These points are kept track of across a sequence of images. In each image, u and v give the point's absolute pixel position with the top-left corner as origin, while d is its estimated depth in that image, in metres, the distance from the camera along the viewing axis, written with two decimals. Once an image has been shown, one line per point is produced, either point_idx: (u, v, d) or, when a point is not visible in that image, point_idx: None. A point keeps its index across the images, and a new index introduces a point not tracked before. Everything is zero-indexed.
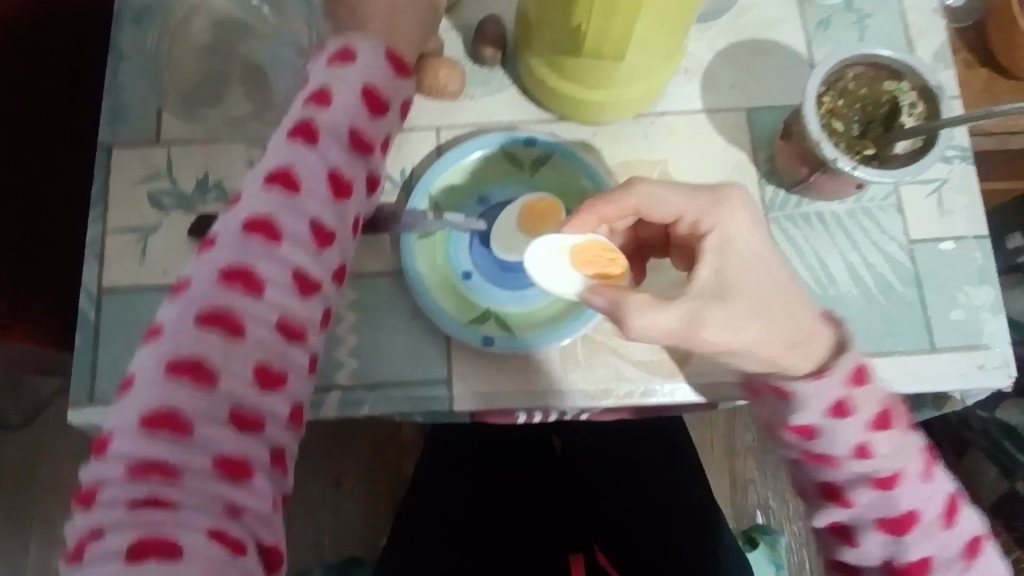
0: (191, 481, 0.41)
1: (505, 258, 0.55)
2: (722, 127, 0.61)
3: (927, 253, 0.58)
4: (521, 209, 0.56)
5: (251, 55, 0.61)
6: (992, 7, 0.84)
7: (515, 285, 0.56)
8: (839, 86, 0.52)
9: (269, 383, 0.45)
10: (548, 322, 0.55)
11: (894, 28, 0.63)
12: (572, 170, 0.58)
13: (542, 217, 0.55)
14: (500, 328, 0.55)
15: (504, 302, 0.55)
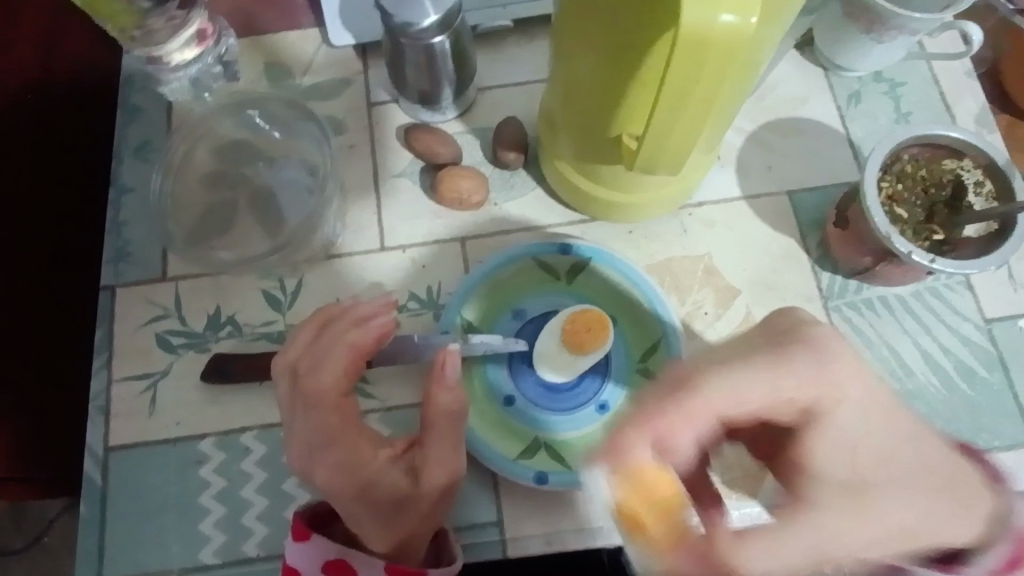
0: None
1: (550, 379, 0.50)
2: (764, 212, 0.57)
3: (1006, 333, 0.53)
4: (562, 324, 0.50)
5: (261, 181, 0.58)
6: (1006, 52, 0.83)
7: (566, 407, 0.50)
8: (896, 169, 0.48)
9: None
10: None
11: (928, 94, 0.60)
12: (616, 276, 0.53)
13: (587, 333, 0.50)
14: (552, 460, 0.49)
15: (555, 429, 0.50)
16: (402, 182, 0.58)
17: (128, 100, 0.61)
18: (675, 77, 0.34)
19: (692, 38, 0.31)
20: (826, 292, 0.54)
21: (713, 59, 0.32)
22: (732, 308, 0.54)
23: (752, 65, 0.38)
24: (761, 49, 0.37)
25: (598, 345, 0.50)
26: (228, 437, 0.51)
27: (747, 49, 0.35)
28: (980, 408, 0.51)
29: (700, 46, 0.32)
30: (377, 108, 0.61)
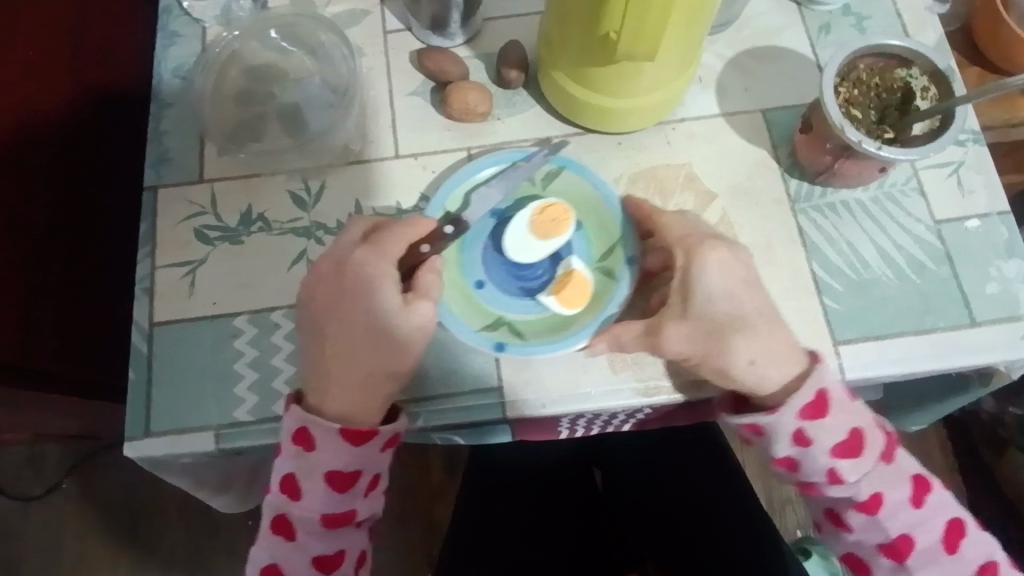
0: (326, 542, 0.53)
1: (519, 264, 0.57)
2: (740, 127, 0.63)
3: (954, 232, 0.60)
4: (532, 216, 0.57)
5: (287, 98, 0.65)
6: (975, 9, 0.89)
7: (530, 290, 0.57)
8: (852, 77, 0.55)
9: (342, 483, 0.52)
10: (556, 328, 0.56)
11: (892, 26, 0.66)
12: (581, 183, 0.59)
13: (553, 224, 0.57)
14: (512, 335, 0.56)
15: (517, 310, 0.56)
16: (415, 99, 0.64)
17: (166, 27, 0.68)
18: None
19: None
20: (794, 197, 0.60)
21: None
22: (710, 210, 0.60)
23: None
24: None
25: (563, 231, 0.57)
26: (260, 315, 0.58)
27: None
28: (928, 295, 0.58)
29: None
30: (392, 35, 0.67)
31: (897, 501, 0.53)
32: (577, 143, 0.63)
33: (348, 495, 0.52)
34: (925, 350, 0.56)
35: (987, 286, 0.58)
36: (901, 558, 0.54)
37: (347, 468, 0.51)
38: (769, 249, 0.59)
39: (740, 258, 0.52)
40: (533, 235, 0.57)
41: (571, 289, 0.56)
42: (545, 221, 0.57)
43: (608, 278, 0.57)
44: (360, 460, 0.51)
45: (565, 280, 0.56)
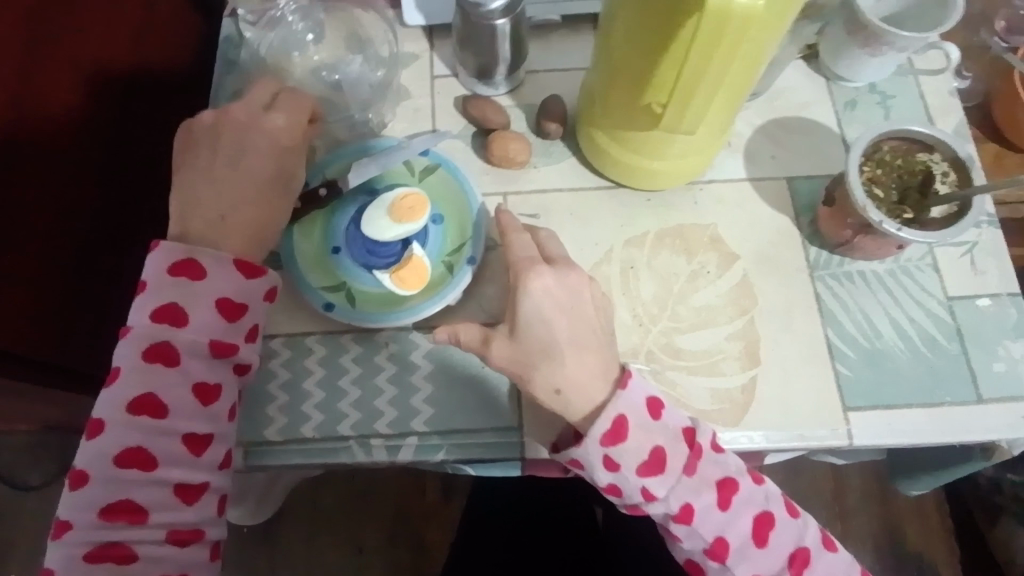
0: (199, 373, 0.52)
1: (371, 241, 0.61)
2: (765, 194, 0.66)
3: (965, 310, 0.62)
4: (394, 199, 0.61)
5: (336, 132, 0.69)
6: (995, 90, 0.92)
7: (376, 264, 0.61)
8: (876, 157, 0.57)
9: (231, 313, 0.53)
10: (387, 303, 0.60)
11: (915, 107, 0.69)
12: (451, 180, 0.64)
13: (409, 211, 0.60)
14: (346, 300, 0.60)
15: (361, 279, 0.61)
16: (456, 142, 0.68)
17: (228, 56, 0.72)
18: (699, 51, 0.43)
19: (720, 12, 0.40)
20: (813, 264, 0.63)
21: (730, 35, 0.42)
22: (732, 270, 0.63)
23: (759, 58, 0.48)
24: (796, 3, 0.44)
25: (418, 215, 0.60)
26: (295, 339, 0.60)
27: (758, 39, 0.45)
28: (937, 369, 0.60)
29: (720, 24, 0.41)
30: (440, 80, 0.71)
31: (705, 509, 0.52)
32: (609, 196, 0.66)
33: (233, 327, 0.53)
34: (931, 422, 0.58)
35: (994, 364, 0.60)
36: (720, 559, 0.53)
37: (235, 298, 0.53)
38: (785, 312, 0.61)
39: (567, 285, 0.54)
40: (391, 219, 0.61)
41: (409, 270, 0.59)
42: (403, 210, 0.60)
43: (447, 272, 0.61)
44: (246, 292, 0.54)
45: (405, 262, 0.59)
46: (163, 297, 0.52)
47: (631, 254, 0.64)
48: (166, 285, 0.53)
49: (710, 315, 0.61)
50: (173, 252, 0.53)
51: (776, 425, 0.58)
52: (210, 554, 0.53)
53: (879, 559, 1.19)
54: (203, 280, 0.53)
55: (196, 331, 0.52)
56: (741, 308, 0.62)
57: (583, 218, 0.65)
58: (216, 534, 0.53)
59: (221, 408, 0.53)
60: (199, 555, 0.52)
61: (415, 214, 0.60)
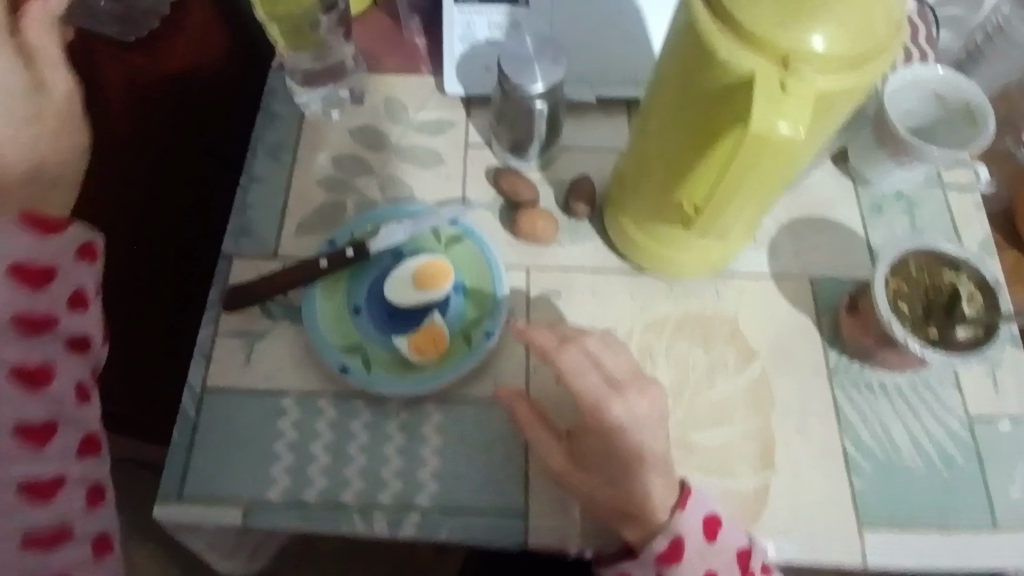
0: (35, 404, 0.50)
1: (392, 306, 0.61)
2: (787, 291, 0.66)
3: (984, 431, 0.61)
4: (417, 266, 0.62)
5: (367, 191, 0.70)
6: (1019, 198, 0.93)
7: (395, 328, 0.61)
8: (904, 272, 0.58)
9: (34, 327, 0.50)
10: (402, 369, 0.60)
11: (943, 216, 0.70)
12: (476, 251, 0.65)
13: (432, 279, 0.62)
14: (361, 363, 0.60)
15: (378, 342, 0.61)
16: (485, 212, 0.68)
17: (270, 107, 0.74)
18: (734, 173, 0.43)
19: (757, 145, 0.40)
20: (832, 368, 0.63)
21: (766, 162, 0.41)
22: (750, 367, 0.62)
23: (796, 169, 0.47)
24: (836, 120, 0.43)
25: (443, 284, 0.62)
26: (306, 397, 0.60)
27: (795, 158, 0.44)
28: (955, 491, 0.59)
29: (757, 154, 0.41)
30: (473, 149, 0.72)
31: None
32: (631, 281, 0.66)
33: (44, 341, 0.51)
34: (946, 547, 0.57)
35: (1014, 491, 0.59)
36: None
37: (36, 264, 0.50)
38: (802, 415, 0.61)
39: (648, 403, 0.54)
40: (412, 284, 0.62)
41: (426, 337, 0.60)
42: (426, 277, 0.62)
43: (464, 344, 0.61)
44: (48, 289, 0.51)
45: (423, 331, 0.60)
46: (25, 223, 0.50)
47: (648, 342, 0.63)
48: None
49: (726, 411, 0.61)
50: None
51: (788, 535, 0.56)
52: (91, 505, 0.53)
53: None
54: (47, 287, 0.51)
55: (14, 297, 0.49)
56: (758, 407, 0.61)
57: (604, 301, 0.65)
58: (93, 478, 0.53)
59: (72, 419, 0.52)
60: (76, 514, 0.52)
61: (437, 284, 0.61)
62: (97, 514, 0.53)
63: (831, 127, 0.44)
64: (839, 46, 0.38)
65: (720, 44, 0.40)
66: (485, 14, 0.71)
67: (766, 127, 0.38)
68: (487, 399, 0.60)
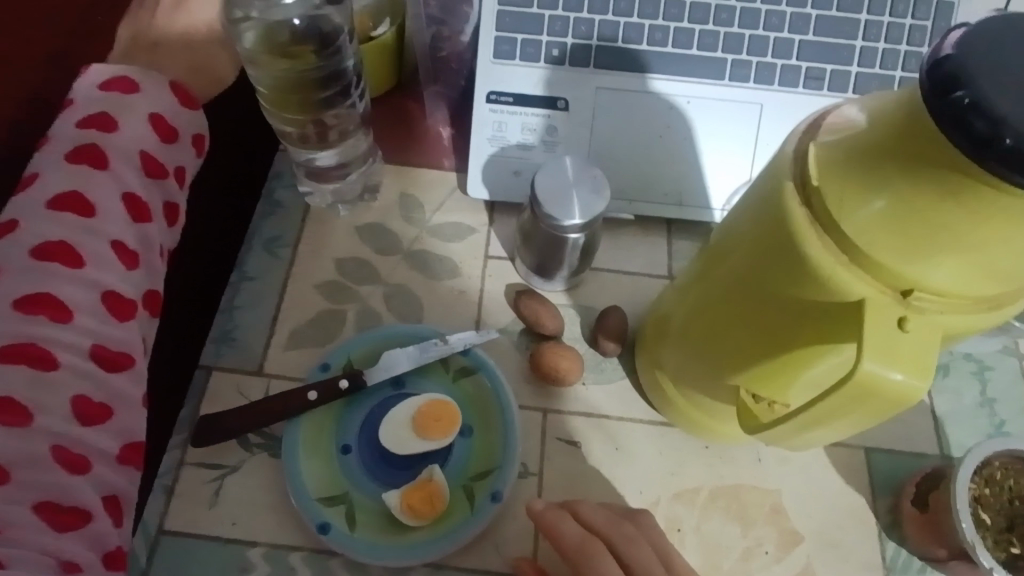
0: (64, 374, 0.42)
1: (386, 451, 0.53)
2: (838, 463, 0.58)
3: None
4: (418, 405, 0.54)
5: (371, 300, 0.63)
6: None
7: (388, 479, 0.53)
8: (984, 473, 0.50)
9: (71, 258, 0.44)
10: (392, 531, 0.51)
11: (1017, 386, 0.61)
12: (490, 388, 0.57)
13: (434, 423, 0.54)
14: (344, 519, 0.51)
15: (367, 494, 0.52)
16: (501, 338, 0.61)
17: (273, 194, 0.67)
18: (826, 406, 0.36)
19: (865, 389, 0.33)
20: (888, 564, 0.54)
21: (871, 406, 0.34)
22: (793, 556, 0.54)
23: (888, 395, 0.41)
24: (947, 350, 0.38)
25: (445, 429, 0.54)
26: (276, 551, 0.51)
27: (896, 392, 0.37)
28: None
29: (864, 398, 0.34)
30: (494, 261, 0.65)
31: None
32: (661, 437, 0.58)
33: (126, 328, 0.46)
34: None
35: None
36: None
37: (127, 242, 0.47)
38: None
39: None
40: (411, 429, 0.54)
41: (420, 495, 0.51)
42: (429, 423, 0.53)
43: (466, 504, 0.52)
44: (143, 241, 0.48)
45: (419, 484, 0.51)
46: (109, 80, 0.51)
47: (677, 513, 0.55)
48: (52, 229, 0.44)
49: None
50: (51, 190, 0.46)
51: None
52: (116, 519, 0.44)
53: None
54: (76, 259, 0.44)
55: (93, 247, 0.45)
56: None
57: (629, 456, 0.57)
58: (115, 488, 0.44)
59: (103, 470, 0.43)
60: (105, 453, 0.43)
61: (439, 431, 0.53)
62: (128, 472, 0.45)
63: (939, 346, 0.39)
64: (971, 287, 0.33)
65: (820, 258, 0.35)
66: (521, 115, 0.64)
67: (876, 376, 0.33)
68: (486, 572, 0.51)
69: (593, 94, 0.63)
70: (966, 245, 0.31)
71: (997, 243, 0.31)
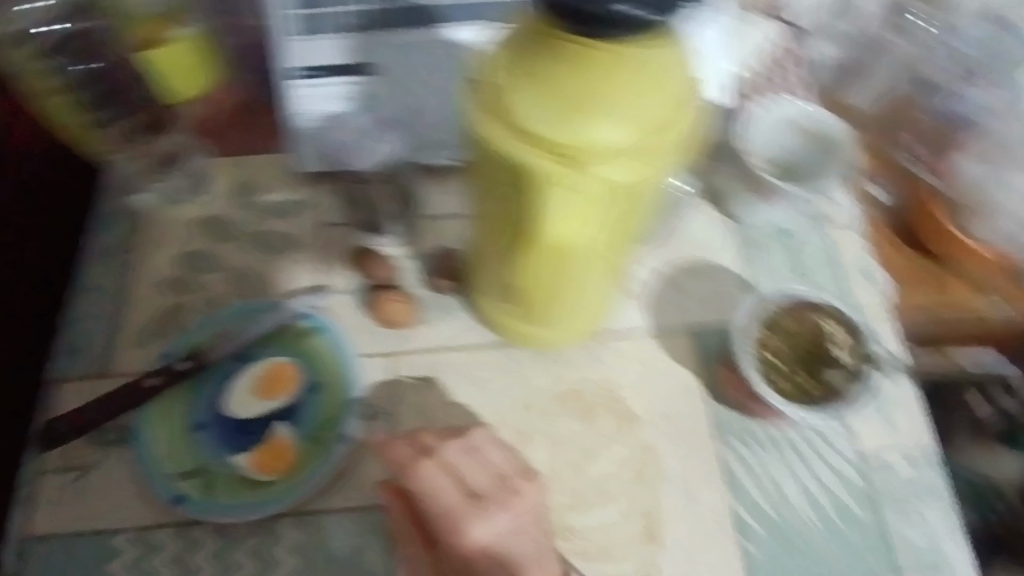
0: None
1: (234, 420, 0.55)
2: (669, 346, 0.62)
3: (880, 473, 0.58)
4: (259, 372, 0.57)
5: (211, 287, 0.64)
6: None
7: (238, 444, 0.55)
8: (769, 321, 0.56)
9: None
10: (248, 491, 0.54)
11: (820, 245, 0.69)
12: (331, 343, 0.59)
13: (276, 384, 0.57)
14: (201, 490, 0.53)
15: (220, 462, 0.54)
16: (341, 297, 0.63)
17: (102, 206, 0.68)
18: None
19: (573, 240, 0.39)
20: (717, 426, 0.59)
21: None
22: (633, 437, 0.59)
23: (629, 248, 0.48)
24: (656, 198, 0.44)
25: (287, 391, 0.57)
26: (144, 534, 0.53)
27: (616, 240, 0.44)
28: (853, 544, 0.55)
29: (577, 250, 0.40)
30: (326, 227, 0.67)
31: None
32: (504, 355, 0.61)
33: None
34: None
35: (914, 535, 0.56)
36: None
37: None
38: (691, 482, 0.57)
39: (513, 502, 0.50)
40: (252, 394, 0.56)
41: (271, 453, 0.54)
42: (272, 387, 0.57)
43: (317, 452, 0.55)
44: None
45: (268, 444, 0.55)
46: None
47: (527, 421, 0.59)
48: None
49: (608, 489, 0.57)
50: None
51: None
52: None
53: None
54: None
55: None
56: (642, 480, 0.57)
57: (474, 380, 0.60)
58: None
59: None
60: None
61: (282, 390, 0.57)
62: None
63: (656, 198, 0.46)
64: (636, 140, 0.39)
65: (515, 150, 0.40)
66: (325, 86, 0.63)
67: None
68: (348, 509, 0.54)
69: (396, 52, 0.61)
70: (610, 105, 0.37)
71: (634, 97, 0.38)
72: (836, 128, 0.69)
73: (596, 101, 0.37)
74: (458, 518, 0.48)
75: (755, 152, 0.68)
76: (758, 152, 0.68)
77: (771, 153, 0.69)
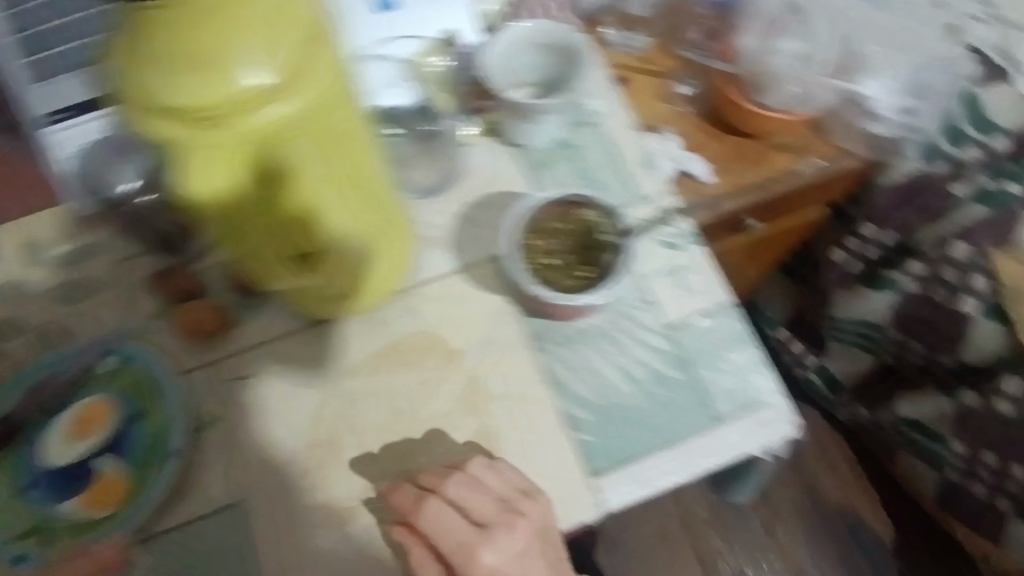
0: None
1: (55, 469, 0.55)
2: (477, 279, 0.67)
3: (685, 334, 0.63)
4: (70, 417, 0.57)
5: (19, 351, 0.64)
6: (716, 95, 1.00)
7: (64, 492, 0.55)
8: (538, 227, 0.58)
9: None
10: (88, 532, 0.55)
11: (603, 148, 0.72)
12: (143, 370, 0.60)
13: (88, 424, 0.57)
14: (41, 544, 0.54)
15: (54, 514, 0.55)
16: (152, 324, 0.64)
17: None
18: None
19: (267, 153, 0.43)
20: (535, 336, 0.64)
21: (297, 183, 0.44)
22: (459, 370, 0.63)
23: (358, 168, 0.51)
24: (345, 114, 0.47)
25: (102, 428, 0.57)
26: None
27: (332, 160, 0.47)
28: (672, 404, 0.61)
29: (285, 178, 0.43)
30: (123, 261, 0.67)
31: None
32: (318, 331, 0.65)
33: None
34: (679, 463, 0.59)
35: (724, 380, 0.61)
36: None
37: None
38: (518, 393, 0.61)
39: (475, 486, 0.56)
40: (60, 438, 0.56)
41: (100, 490, 0.55)
42: (80, 426, 0.57)
43: (148, 476, 0.56)
44: None
45: (97, 483, 0.55)
46: None
47: (353, 385, 0.63)
48: None
49: (446, 423, 0.61)
50: None
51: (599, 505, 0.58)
52: None
53: (712, 506, 1.60)
54: None
55: None
56: (471, 406, 0.61)
57: (303, 360, 0.63)
58: None
59: None
60: None
61: (93, 426, 0.57)
62: None
63: (353, 117, 0.49)
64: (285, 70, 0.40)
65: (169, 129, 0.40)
66: (87, 122, 0.65)
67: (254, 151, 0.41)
68: (208, 511, 0.58)
69: None
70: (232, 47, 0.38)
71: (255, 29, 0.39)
72: (530, 26, 0.69)
73: (219, 51, 0.38)
74: (470, 548, 0.55)
75: (524, 83, 0.72)
76: (526, 80, 0.72)
77: (531, 75, 0.72)
